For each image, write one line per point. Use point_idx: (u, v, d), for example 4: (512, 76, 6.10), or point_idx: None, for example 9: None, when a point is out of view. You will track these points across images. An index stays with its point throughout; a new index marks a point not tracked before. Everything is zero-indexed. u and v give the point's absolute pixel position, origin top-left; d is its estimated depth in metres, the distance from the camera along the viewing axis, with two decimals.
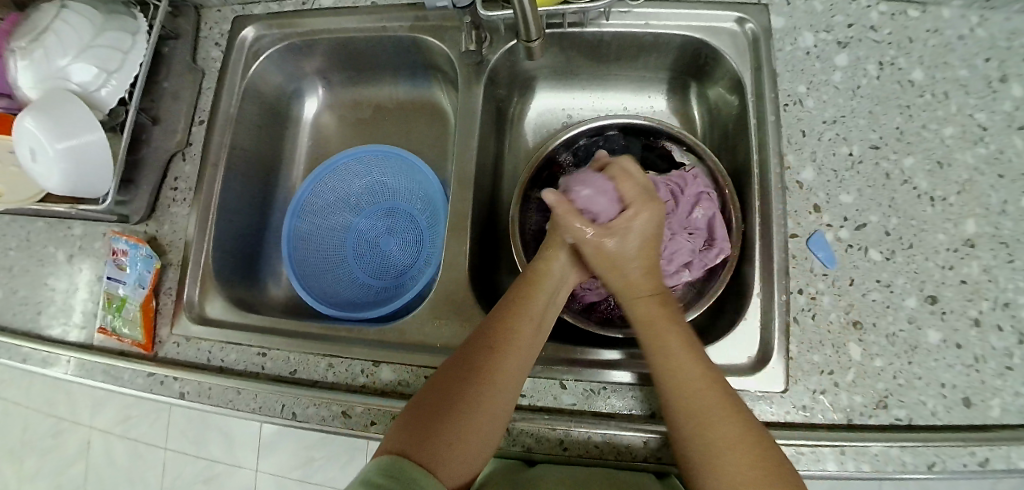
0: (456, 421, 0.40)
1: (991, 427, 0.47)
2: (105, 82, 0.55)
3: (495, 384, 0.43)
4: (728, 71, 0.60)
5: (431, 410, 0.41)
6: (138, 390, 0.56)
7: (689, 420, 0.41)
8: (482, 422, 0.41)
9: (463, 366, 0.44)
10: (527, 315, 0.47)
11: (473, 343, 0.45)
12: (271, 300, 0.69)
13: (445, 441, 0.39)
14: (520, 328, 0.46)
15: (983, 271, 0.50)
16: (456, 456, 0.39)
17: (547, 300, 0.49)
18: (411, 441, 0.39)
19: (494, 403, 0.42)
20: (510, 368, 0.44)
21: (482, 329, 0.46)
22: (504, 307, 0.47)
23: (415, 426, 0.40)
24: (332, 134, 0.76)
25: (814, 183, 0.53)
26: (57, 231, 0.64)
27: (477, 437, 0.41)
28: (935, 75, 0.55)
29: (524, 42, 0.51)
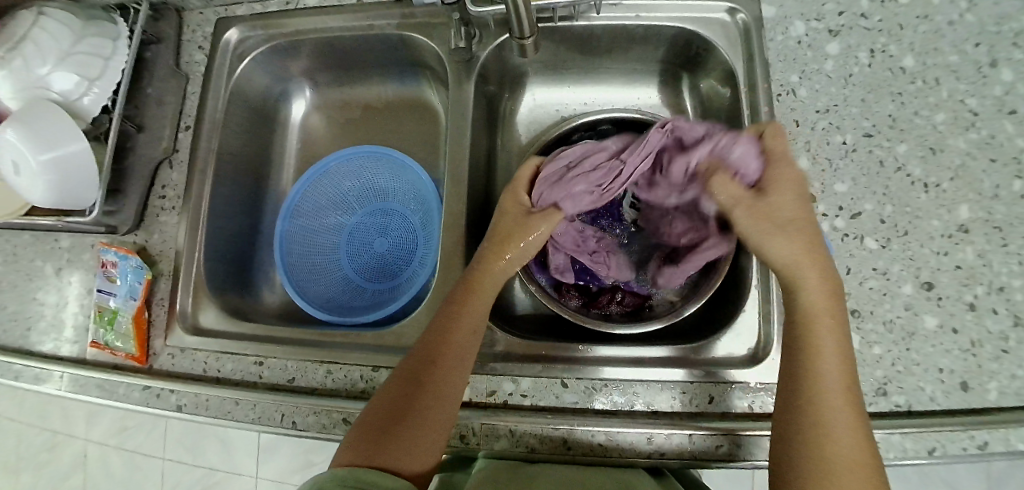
0: (406, 424, 0.43)
1: (988, 410, 0.48)
2: (87, 89, 0.54)
3: (440, 384, 0.44)
4: (721, 62, 0.59)
5: (383, 416, 0.43)
6: (133, 403, 0.55)
7: (817, 409, 0.38)
8: (429, 423, 0.43)
9: (409, 372, 0.45)
10: (465, 316, 0.48)
11: (415, 351, 0.47)
12: (266, 306, 0.68)
13: (397, 442, 0.42)
14: (454, 331, 0.46)
15: (978, 256, 0.51)
16: (411, 454, 0.42)
17: (484, 297, 0.49)
18: (365, 449, 0.42)
19: (435, 407, 0.44)
20: (452, 368, 0.45)
21: (424, 336, 0.47)
22: (442, 311, 0.48)
23: (369, 433, 0.43)
24: (322, 136, 0.74)
25: (808, 173, 0.53)
26: (44, 245, 0.62)
27: (428, 434, 0.43)
28: (926, 61, 0.55)
29: (518, 39, 0.51)
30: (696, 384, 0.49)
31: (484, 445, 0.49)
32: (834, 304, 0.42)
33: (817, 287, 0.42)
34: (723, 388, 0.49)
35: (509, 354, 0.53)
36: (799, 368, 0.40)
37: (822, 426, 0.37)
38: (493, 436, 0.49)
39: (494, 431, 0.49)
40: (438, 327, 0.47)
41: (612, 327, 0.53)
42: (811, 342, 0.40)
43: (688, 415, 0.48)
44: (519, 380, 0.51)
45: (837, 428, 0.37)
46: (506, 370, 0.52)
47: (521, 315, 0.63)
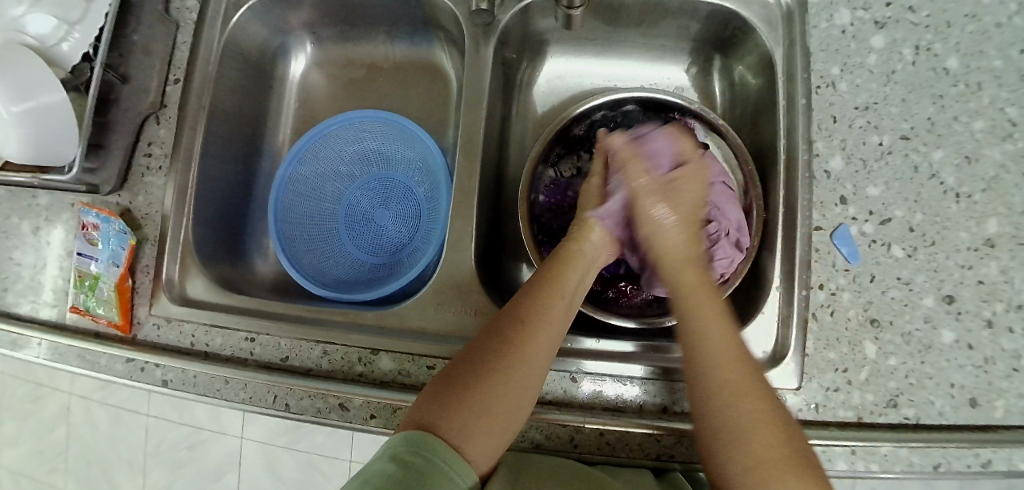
0: (491, 399, 0.40)
1: (994, 428, 0.47)
2: (66, 34, 0.50)
3: (525, 367, 0.42)
4: (758, 46, 0.56)
5: (461, 382, 0.41)
6: (117, 376, 0.52)
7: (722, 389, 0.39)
8: (507, 397, 0.41)
9: (490, 347, 0.43)
10: (555, 305, 0.46)
11: (493, 324, 0.45)
12: (259, 277, 0.64)
13: (470, 418, 0.39)
14: (541, 312, 0.44)
15: (1001, 272, 0.49)
16: (483, 433, 0.39)
17: (573, 286, 0.48)
18: (441, 415, 0.39)
19: (517, 382, 0.41)
20: (538, 355, 0.43)
21: (508, 312, 0.45)
22: (531, 298, 0.46)
23: (444, 399, 0.40)
24: (322, 97, 0.69)
25: (841, 174, 0.51)
26: (22, 201, 0.58)
27: (506, 412, 0.41)
28: (971, 63, 0.51)
29: (567, 7, 0.50)
30: None
31: None
32: (731, 335, 0.42)
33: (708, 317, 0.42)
34: None
35: None
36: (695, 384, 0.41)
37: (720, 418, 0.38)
38: None
39: None
40: (523, 309, 0.45)
41: (611, 317, 0.52)
42: (703, 356, 0.41)
43: None
44: None
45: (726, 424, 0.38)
46: None
47: None
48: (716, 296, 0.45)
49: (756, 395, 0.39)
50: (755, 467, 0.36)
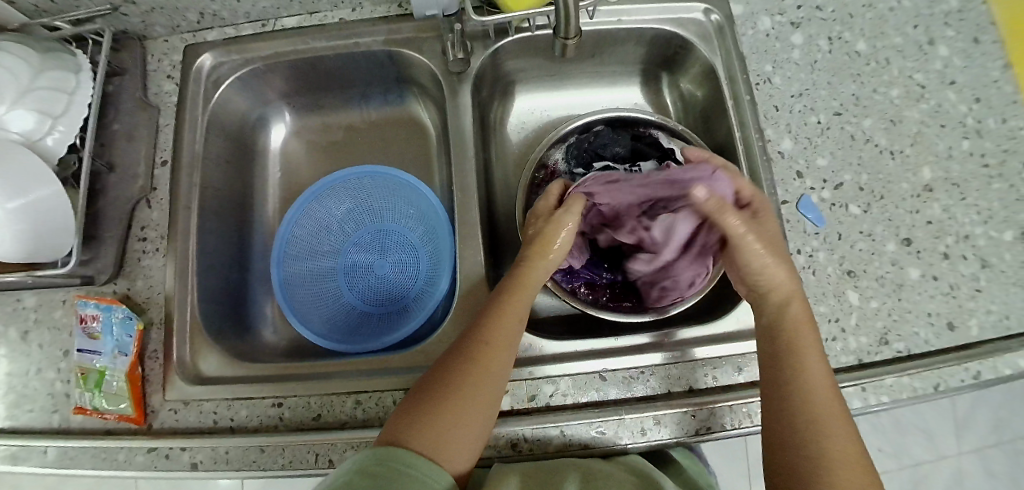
0: (454, 407, 0.41)
1: (973, 344, 0.53)
2: (51, 128, 0.49)
3: (486, 381, 0.42)
4: (699, 60, 0.63)
5: (425, 401, 0.41)
6: (140, 469, 0.50)
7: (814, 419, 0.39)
8: (472, 404, 0.42)
9: (452, 367, 0.43)
10: (508, 318, 0.46)
11: (458, 338, 0.46)
12: (267, 345, 0.63)
13: (433, 425, 0.40)
14: (499, 321, 0.45)
15: (944, 211, 0.57)
16: (449, 440, 0.40)
17: (524, 298, 0.48)
18: (405, 432, 0.40)
19: (479, 389, 0.42)
20: (495, 367, 0.43)
21: (466, 331, 0.46)
22: (483, 317, 0.46)
23: (409, 416, 0.41)
24: (302, 162, 0.71)
25: (794, 152, 0.58)
26: (3, 308, 0.55)
27: (471, 419, 0.41)
28: (876, 44, 0.61)
29: (562, 38, 0.48)
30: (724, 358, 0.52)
31: (537, 451, 0.49)
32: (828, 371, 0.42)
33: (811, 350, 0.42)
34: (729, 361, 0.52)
35: (541, 358, 0.53)
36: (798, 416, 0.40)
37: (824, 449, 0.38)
38: (544, 440, 0.49)
39: (544, 435, 0.49)
40: (479, 326, 0.45)
41: (606, 313, 0.55)
42: (803, 385, 0.41)
43: (724, 389, 0.51)
44: (559, 380, 0.51)
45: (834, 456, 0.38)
46: (544, 371, 0.52)
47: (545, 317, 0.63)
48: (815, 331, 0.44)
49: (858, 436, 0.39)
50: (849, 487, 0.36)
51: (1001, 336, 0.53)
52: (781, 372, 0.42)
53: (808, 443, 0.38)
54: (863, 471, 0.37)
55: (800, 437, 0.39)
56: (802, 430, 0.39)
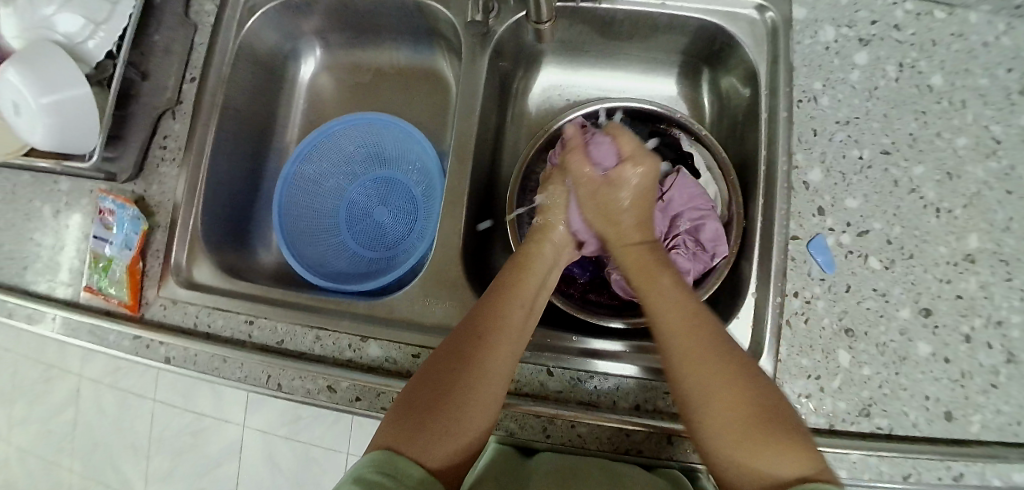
0: (462, 405, 0.39)
1: (968, 442, 0.47)
2: (93, 33, 0.54)
3: (489, 370, 0.41)
4: (743, 60, 0.57)
5: (419, 404, 0.39)
6: (125, 351, 0.56)
7: (687, 370, 0.40)
8: (476, 400, 0.40)
9: (446, 365, 0.41)
10: (509, 315, 0.44)
11: (456, 333, 0.44)
12: (261, 265, 0.68)
13: (441, 429, 0.38)
14: (503, 314, 0.44)
15: (980, 288, 0.49)
16: (453, 441, 0.38)
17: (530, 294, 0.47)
18: (401, 434, 0.38)
19: (486, 381, 0.41)
20: (499, 359, 0.42)
21: (465, 324, 0.44)
22: (484, 309, 0.45)
23: (413, 415, 0.39)
24: (329, 97, 0.73)
25: (820, 185, 0.52)
26: (44, 186, 0.62)
27: (478, 414, 0.40)
28: (956, 81, 0.52)
29: (535, 22, 0.51)
30: None
31: None
32: (693, 318, 0.42)
33: (659, 294, 0.44)
34: None
35: None
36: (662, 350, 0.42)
37: (695, 395, 0.39)
38: None
39: None
40: (482, 321, 0.44)
41: (615, 321, 0.52)
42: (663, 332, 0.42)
43: (669, 416, 0.47)
44: None
45: (710, 393, 0.38)
46: None
47: None
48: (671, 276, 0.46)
49: (741, 370, 0.39)
50: (732, 432, 0.36)
51: (1003, 440, 0.47)
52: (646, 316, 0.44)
53: (678, 385, 0.40)
54: (728, 410, 0.37)
55: (674, 391, 0.40)
56: (672, 370, 0.40)
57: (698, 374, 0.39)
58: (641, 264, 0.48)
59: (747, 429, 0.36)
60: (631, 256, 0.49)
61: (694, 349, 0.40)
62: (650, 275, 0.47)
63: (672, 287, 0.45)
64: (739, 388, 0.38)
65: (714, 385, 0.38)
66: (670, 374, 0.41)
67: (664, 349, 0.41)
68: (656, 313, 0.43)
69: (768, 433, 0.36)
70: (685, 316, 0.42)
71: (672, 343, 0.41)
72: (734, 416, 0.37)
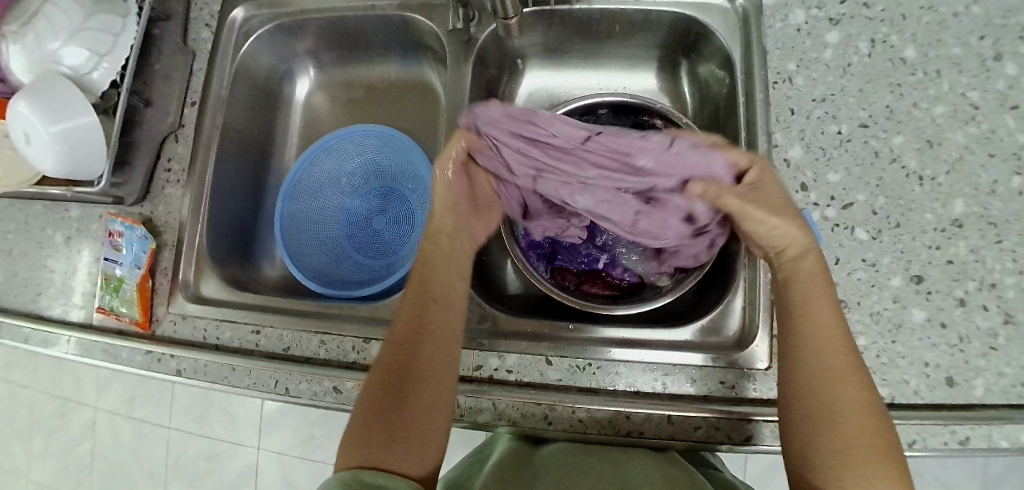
0: (410, 410, 0.41)
1: (973, 406, 0.47)
2: (97, 64, 0.57)
3: (427, 370, 0.43)
4: (718, 48, 0.59)
5: (371, 420, 0.40)
6: (137, 367, 0.58)
7: (821, 380, 0.38)
8: (424, 401, 0.41)
9: (384, 377, 0.43)
10: (435, 310, 0.46)
11: (387, 347, 0.44)
12: (267, 279, 0.70)
13: (394, 438, 0.39)
14: (426, 310, 0.46)
15: (971, 252, 0.50)
16: (410, 445, 0.39)
17: (451, 278, 0.49)
18: (360, 451, 0.38)
19: (429, 380, 0.42)
20: (437, 358, 0.44)
21: (395, 330, 0.45)
22: (405, 317, 0.46)
23: (365, 435, 0.39)
24: (324, 114, 0.75)
25: (802, 162, 0.53)
26: (55, 215, 0.64)
27: (428, 411, 0.41)
28: (928, 53, 0.53)
29: (502, 19, 0.53)
30: (678, 366, 0.49)
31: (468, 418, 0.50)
32: (841, 329, 0.40)
33: (817, 306, 0.41)
34: (684, 369, 0.49)
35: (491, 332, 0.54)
36: (800, 367, 0.40)
37: (825, 406, 0.37)
38: (476, 409, 0.50)
39: (477, 404, 0.50)
40: (413, 330, 0.45)
41: (618, 308, 0.52)
42: (805, 339, 0.40)
43: (668, 397, 0.48)
44: (505, 356, 0.51)
45: (847, 411, 0.37)
46: (493, 345, 0.52)
47: (516, 294, 0.63)
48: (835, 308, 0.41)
49: (870, 395, 0.38)
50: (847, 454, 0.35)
51: (1009, 403, 0.47)
52: (794, 323, 0.42)
53: (810, 396, 0.38)
54: (856, 434, 0.36)
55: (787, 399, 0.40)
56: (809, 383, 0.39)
57: (864, 416, 0.37)
58: (810, 276, 0.42)
59: (879, 454, 0.35)
60: (805, 267, 0.42)
61: (852, 382, 0.38)
62: (810, 297, 0.42)
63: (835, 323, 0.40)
64: (870, 409, 0.37)
65: (846, 402, 0.37)
66: (806, 391, 0.39)
67: (830, 374, 0.38)
68: (809, 321, 0.41)
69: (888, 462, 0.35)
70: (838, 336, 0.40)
71: (822, 357, 0.39)
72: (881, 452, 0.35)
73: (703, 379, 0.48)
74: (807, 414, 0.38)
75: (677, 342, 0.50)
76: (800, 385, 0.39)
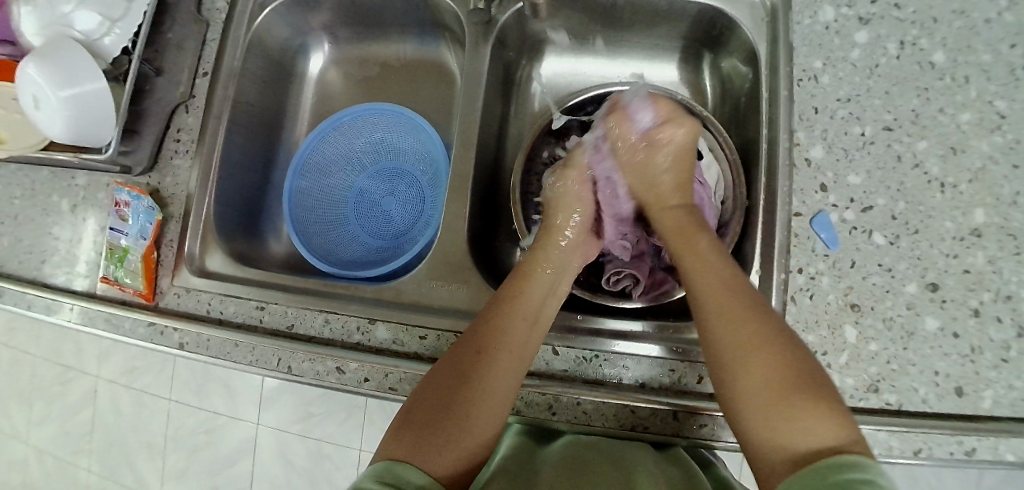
0: (465, 420, 0.40)
1: (980, 417, 0.47)
2: (109, 30, 0.56)
3: (489, 383, 0.42)
4: (744, 41, 0.58)
5: (422, 418, 0.40)
6: (140, 339, 0.57)
7: (728, 318, 0.40)
8: (481, 417, 0.40)
9: (447, 380, 0.42)
10: (511, 332, 0.45)
11: (456, 349, 0.44)
12: (273, 255, 0.69)
13: (440, 442, 0.38)
14: (507, 322, 0.45)
15: (988, 262, 0.49)
16: (452, 455, 0.38)
17: (529, 304, 0.47)
18: (406, 447, 0.38)
19: (490, 393, 0.41)
20: (503, 374, 0.43)
21: (466, 338, 0.45)
22: (480, 324, 0.46)
23: (415, 431, 0.39)
24: (338, 92, 0.75)
25: (822, 162, 0.52)
26: (62, 181, 0.63)
27: (480, 426, 0.40)
28: (957, 57, 0.52)
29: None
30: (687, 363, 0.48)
31: None
32: (731, 274, 0.43)
33: (693, 251, 0.46)
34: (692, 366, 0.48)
35: None
36: (703, 315, 0.42)
37: (733, 352, 0.39)
38: None
39: None
40: (487, 339, 0.44)
41: (625, 301, 0.52)
42: (699, 290, 0.43)
43: (675, 393, 0.48)
44: None
45: (754, 347, 0.38)
46: None
47: None
48: (710, 240, 0.47)
49: (780, 344, 0.38)
50: (762, 403, 0.36)
51: (1017, 416, 0.47)
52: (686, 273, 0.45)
53: (719, 351, 0.40)
54: (765, 371, 0.37)
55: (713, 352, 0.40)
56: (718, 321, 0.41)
57: (757, 347, 0.38)
58: (680, 229, 0.49)
59: (794, 388, 0.36)
60: (668, 219, 0.51)
61: (743, 323, 0.39)
62: (685, 238, 0.48)
63: (715, 255, 0.45)
64: (769, 348, 0.38)
65: (746, 339, 0.39)
66: (728, 336, 0.39)
67: (712, 319, 0.41)
68: (697, 278, 0.44)
69: (811, 404, 0.35)
70: (723, 275, 0.43)
71: (714, 305, 0.41)
72: (777, 382, 0.36)
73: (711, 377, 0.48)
74: (719, 361, 0.40)
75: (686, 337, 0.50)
76: (721, 330, 0.40)
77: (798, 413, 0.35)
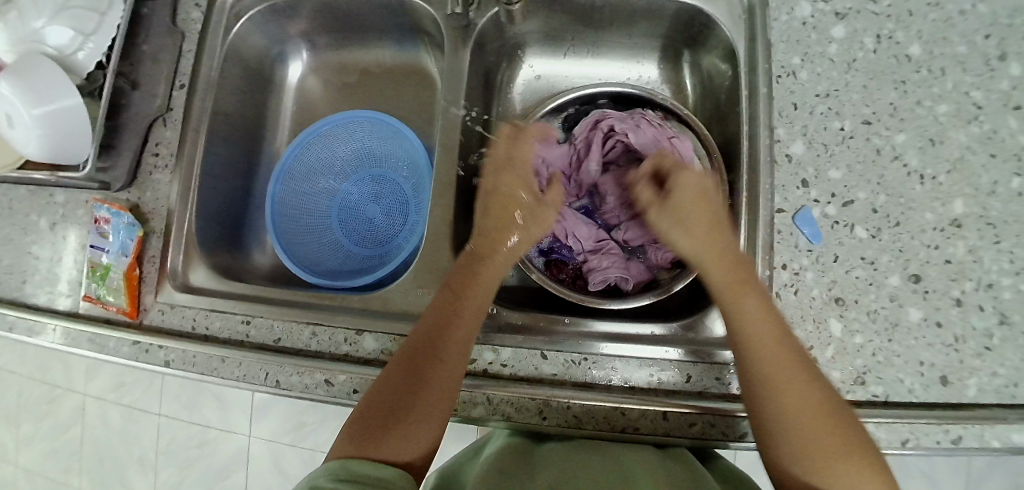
0: (419, 406, 0.42)
1: (965, 405, 0.47)
2: (82, 44, 0.55)
3: (441, 370, 0.44)
4: (722, 39, 0.58)
5: (377, 413, 0.42)
6: (124, 357, 0.56)
7: (772, 390, 0.40)
8: (433, 401, 0.43)
9: (402, 373, 0.44)
10: (458, 327, 0.46)
11: (411, 339, 0.46)
12: (258, 267, 0.69)
13: (397, 433, 0.40)
14: (456, 312, 0.47)
15: (969, 252, 0.49)
16: (407, 443, 0.41)
17: (481, 298, 0.48)
18: (362, 444, 0.40)
19: (441, 380, 0.43)
20: (452, 361, 0.44)
21: (421, 333, 0.46)
22: (434, 311, 0.47)
23: (373, 425, 0.41)
24: (319, 100, 0.74)
25: (803, 157, 0.52)
26: (39, 199, 0.62)
27: (436, 410, 0.43)
28: (933, 50, 0.53)
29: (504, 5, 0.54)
30: (674, 363, 0.49)
31: (462, 412, 0.49)
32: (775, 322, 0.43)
33: (743, 299, 0.43)
34: (680, 366, 0.48)
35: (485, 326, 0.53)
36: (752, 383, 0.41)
37: (783, 426, 0.39)
38: (470, 403, 0.49)
39: (471, 398, 0.49)
40: (439, 327, 0.46)
41: (613, 303, 0.52)
42: (753, 360, 0.42)
43: (664, 393, 0.48)
44: (499, 349, 0.51)
45: (796, 424, 0.39)
46: (488, 339, 0.51)
47: (511, 286, 0.63)
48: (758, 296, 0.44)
49: (814, 394, 0.40)
50: (814, 455, 0.38)
51: (1001, 403, 0.47)
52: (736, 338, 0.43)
53: (772, 417, 0.40)
54: (815, 436, 0.39)
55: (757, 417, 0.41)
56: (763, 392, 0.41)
57: (800, 423, 0.39)
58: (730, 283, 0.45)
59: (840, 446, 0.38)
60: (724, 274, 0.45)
61: (791, 387, 0.40)
62: (736, 295, 0.44)
63: (761, 311, 0.43)
64: (813, 406, 0.39)
65: (794, 412, 0.39)
66: (773, 408, 0.40)
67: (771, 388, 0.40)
68: (745, 333, 0.42)
69: (859, 466, 0.37)
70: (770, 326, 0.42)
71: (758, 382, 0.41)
72: (845, 445, 0.38)
73: (699, 376, 0.48)
74: (763, 431, 0.40)
75: (673, 337, 0.50)
76: (765, 405, 0.40)
77: (841, 468, 0.37)
